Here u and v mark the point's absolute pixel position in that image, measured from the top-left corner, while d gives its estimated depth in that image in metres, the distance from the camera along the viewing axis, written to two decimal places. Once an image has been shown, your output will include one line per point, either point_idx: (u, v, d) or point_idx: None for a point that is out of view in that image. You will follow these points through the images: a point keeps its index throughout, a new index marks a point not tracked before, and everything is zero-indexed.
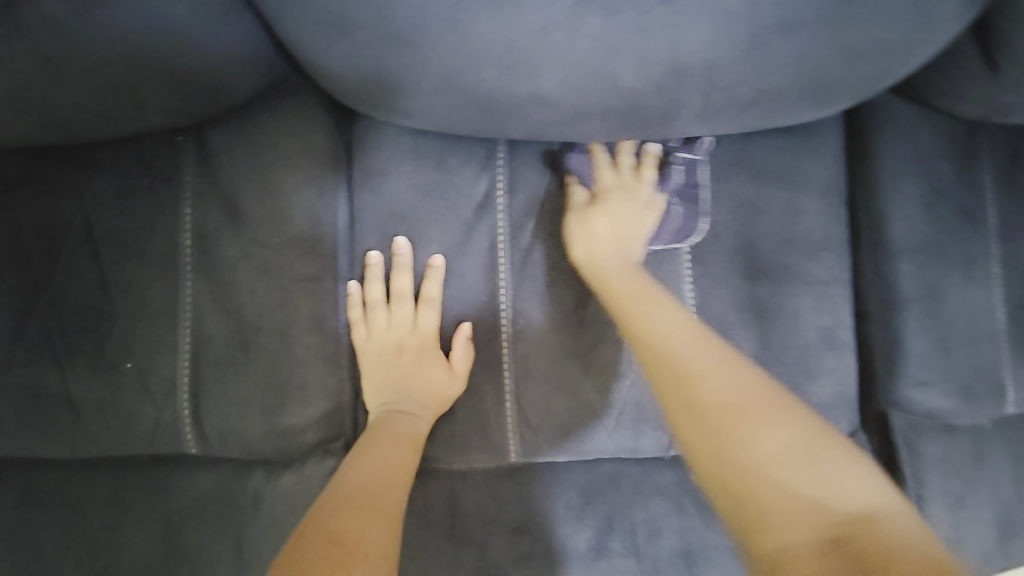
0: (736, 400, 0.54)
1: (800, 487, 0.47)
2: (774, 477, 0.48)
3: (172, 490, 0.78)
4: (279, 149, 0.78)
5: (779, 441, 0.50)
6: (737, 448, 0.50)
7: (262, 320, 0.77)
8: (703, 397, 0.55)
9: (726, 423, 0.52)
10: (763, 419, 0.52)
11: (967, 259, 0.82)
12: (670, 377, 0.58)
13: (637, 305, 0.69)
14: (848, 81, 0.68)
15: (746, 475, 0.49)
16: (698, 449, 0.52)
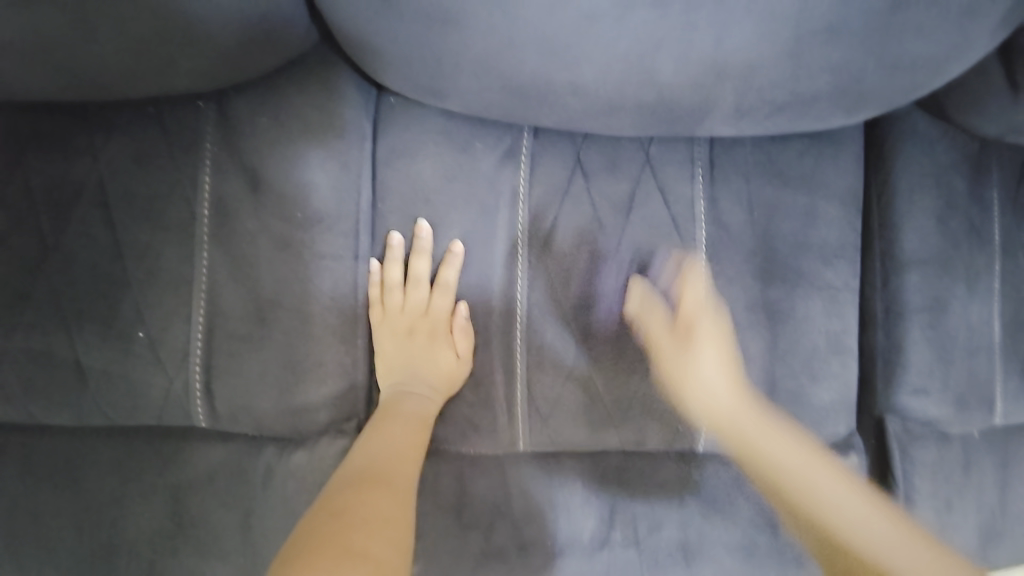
0: (858, 519, 0.71)
1: (889, 564, 0.67)
2: (873, 556, 0.68)
3: (178, 462, 0.78)
4: (305, 122, 0.76)
5: (883, 530, 0.70)
6: (869, 557, 0.68)
7: (280, 294, 0.76)
8: (829, 513, 0.73)
9: (795, 488, 0.75)
10: (856, 520, 0.71)
11: (972, 273, 0.85)
12: (808, 515, 0.75)
13: (748, 448, 0.78)
14: (879, 90, 0.70)
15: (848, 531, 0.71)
16: (826, 529, 0.73)
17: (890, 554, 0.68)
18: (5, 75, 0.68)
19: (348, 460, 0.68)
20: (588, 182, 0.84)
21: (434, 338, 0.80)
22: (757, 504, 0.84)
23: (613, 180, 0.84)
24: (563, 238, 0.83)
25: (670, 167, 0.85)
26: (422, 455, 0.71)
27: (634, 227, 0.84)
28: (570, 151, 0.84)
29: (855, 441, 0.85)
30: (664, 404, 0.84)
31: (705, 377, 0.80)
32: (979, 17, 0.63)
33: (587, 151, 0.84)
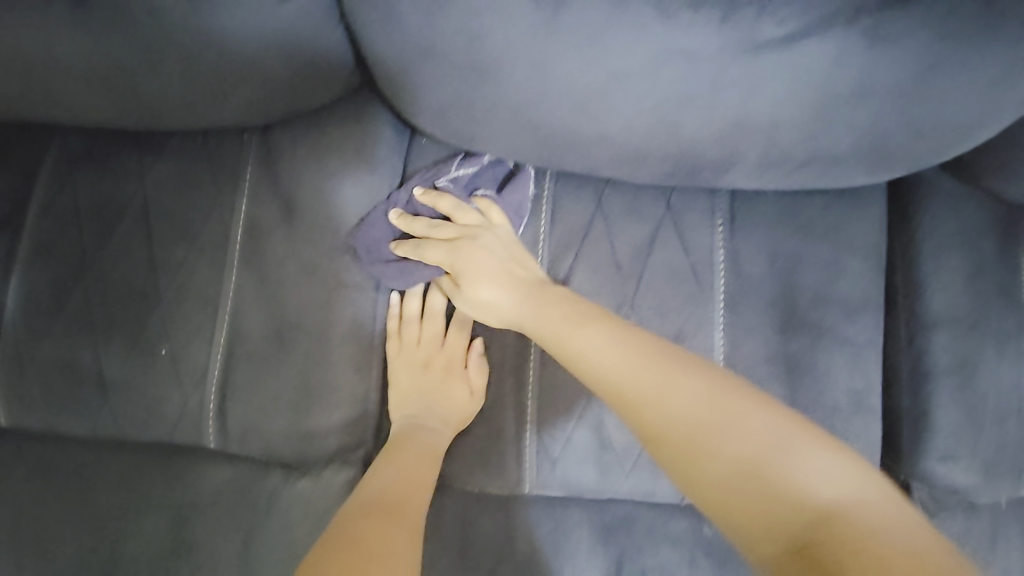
0: (654, 388, 0.55)
1: (713, 455, 0.51)
2: (700, 436, 0.51)
3: (186, 480, 0.78)
4: (340, 157, 0.80)
5: (760, 430, 0.51)
6: (704, 444, 0.51)
7: (301, 320, 0.78)
8: (654, 404, 0.54)
9: (686, 444, 0.52)
10: (719, 424, 0.52)
11: (1004, 338, 0.82)
12: (637, 421, 0.55)
13: (716, 417, 0.52)
14: (904, 153, 0.70)
15: (693, 438, 0.51)
16: (660, 455, 0.53)
17: (740, 432, 0.51)
18: (70, 99, 0.73)
19: (360, 490, 0.68)
20: (608, 226, 0.86)
21: (448, 371, 0.79)
22: None
23: (634, 225, 0.86)
24: (581, 279, 0.84)
25: (691, 214, 0.87)
26: (431, 488, 0.70)
27: (654, 271, 0.85)
28: (593, 195, 0.86)
29: None
30: None
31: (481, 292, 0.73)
32: (1010, 86, 0.63)
33: (610, 196, 0.86)
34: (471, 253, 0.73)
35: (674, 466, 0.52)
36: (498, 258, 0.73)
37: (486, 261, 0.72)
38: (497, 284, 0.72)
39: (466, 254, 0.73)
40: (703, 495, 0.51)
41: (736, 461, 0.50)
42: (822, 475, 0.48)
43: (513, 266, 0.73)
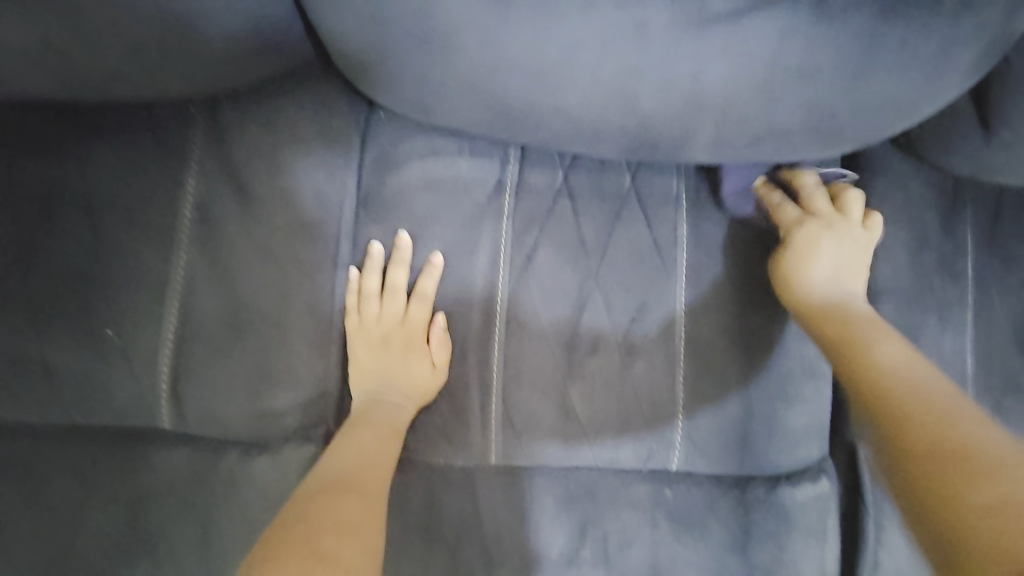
0: (965, 422, 0.55)
1: (992, 469, 0.48)
2: (934, 418, 0.56)
3: (142, 465, 0.76)
4: (293, 131, 0.77)
5: (1010, 445, 0.50)
6: (933, 414, 0.57)
7: (255, 300, 0.75)
8: (969, 431, 0.53)
9: (962, 453, 0.51)
10: (953, 416, 0.56)
11: (943, 306, 0.87)
12: (907, 428, 0.56)
13: (1003, 454, 0.49)
14: (856, 128, 0.71)
15: (974, 457, 0.50)
16: (907, 452, 0.54)
17: (929, 430, 0.55)
18: None
19: (317, 469, 0.67)
20: (573, 201, 0.85)
21: (410, 345, 0.79)
22: (728, 528, 0.85)
23: (597, 200, 0.86)
24: (544, 254, 0.84)
25: (652, 189, 0.87)
26: (393, 466, 0.70)
27: (617, 247, 0.85)
28: (557, 168, 0.86)
29: (826, 465, 0.87)
30: (639, 423, 0.84)
31: (819, 276, 0.79)
32: (948, 60, 0.65)
33: (574, 170, 0.86)
34: (820, 238, 0.79)
35: (906, 469, 0.53)
36: (845, 257, 0.79)
37: (851, 250, 0.79)
38: (838, 264, 0.79)
39: (817, 238, 0.79)
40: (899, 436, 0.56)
41: (937, 425, 0.55)
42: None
43: (854, 259, 0.80)
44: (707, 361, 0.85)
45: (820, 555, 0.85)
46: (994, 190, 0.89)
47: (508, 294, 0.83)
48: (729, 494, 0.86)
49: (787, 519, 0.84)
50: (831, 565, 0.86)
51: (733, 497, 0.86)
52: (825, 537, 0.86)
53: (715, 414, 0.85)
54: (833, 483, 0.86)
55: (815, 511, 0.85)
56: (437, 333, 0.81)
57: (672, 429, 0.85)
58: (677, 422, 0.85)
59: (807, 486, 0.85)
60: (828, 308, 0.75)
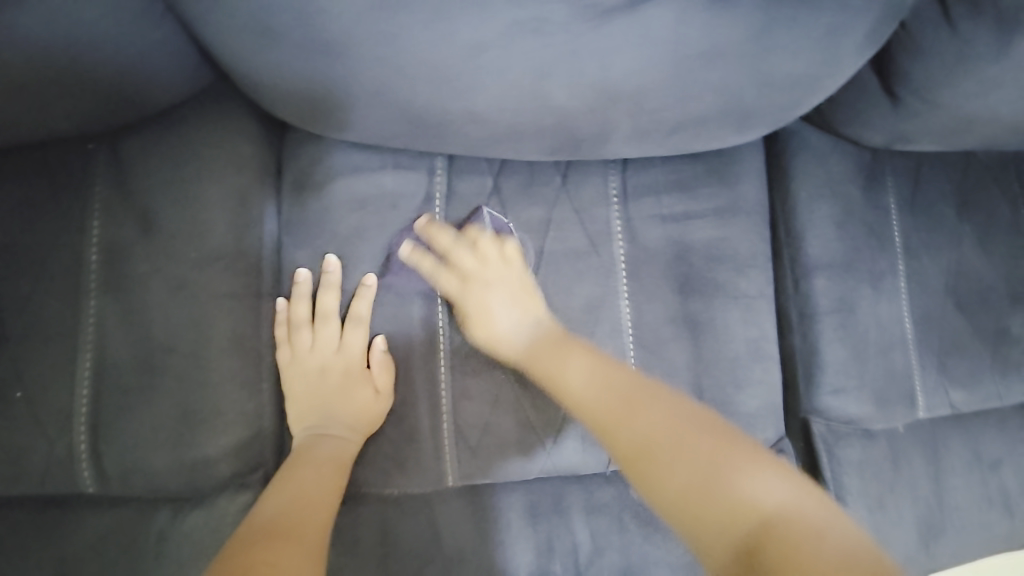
0: (649, 423, 0.63)
1: (618, 424, 0.64)
2: (658, 445, 0.60)
3: (66, 534, 0.70)
4: (201, 160, 0.74)
5: (650, 419, 0.63)
6: (610, 414, 0.66)
7: (173, 341, 0.70)
8: (624, 426, 0.64)
9: (643, 453, 0.60)
10: (686, 438, 0.60)
11: (876, 274, 0.89)
12: (621, 442, 0.63)
13: (646, 460, 0.60)
14: (764, 106, 0.73)
15: (653, 457, 0.59)
16: (617, 439, 0.63)
17: (700, 450, 0.58)
18: None
19: (252, 517, 0.61)
20: (505, 207, 0.85)
21: (348, 372, 0.75)
22: None
23: (527, 203, 0.86)
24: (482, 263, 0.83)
25: (582, 188, 0.88)
26: (336, 504, 0.66)
27: (553, 249, 0.86)
28: (487, 176, 0.85)
29: (784, 445, 0.87)
30: None
31: None
32: (846, 38, 0.67)
33: (504, 176, 0.86)
34: None
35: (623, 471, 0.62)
36: None
37: None
38: None
39: None
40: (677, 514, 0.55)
41: (687, 476, 0.56)
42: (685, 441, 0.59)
43: None
44: (656, 353, 0.87)
45: None
46: (909, 160, 0.95)
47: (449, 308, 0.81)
48: None
49: None
50: None
51: None
52: None
53: None
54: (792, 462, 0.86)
55: None
56: (374, 356, 0.77)
57: None
58: None
59: None
60: (473, 324, 0.80)
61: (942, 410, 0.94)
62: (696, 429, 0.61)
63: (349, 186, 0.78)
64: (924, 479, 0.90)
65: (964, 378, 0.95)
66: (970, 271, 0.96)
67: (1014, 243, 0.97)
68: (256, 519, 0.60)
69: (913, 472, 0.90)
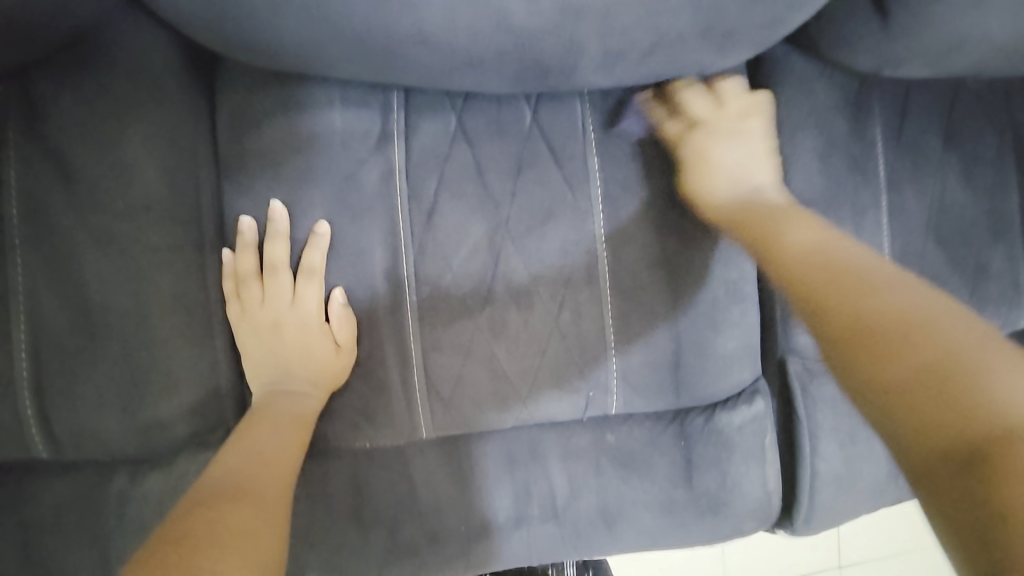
0: (900, 304, 0.53)
1: (863, 299, 0.56)
2: (900, 329, 0.51)
3: (23, 500, 0.68)
4: (122, 97, 0.66)
5: (895, 299, 0.54)
6: (837, 284, 0.59)
7: (110, 299, 0.65)
8: (869, 300, 0.55)
9: (893, 321, 0.52)
10: (945, 324, 0.50)
11: (859, 209, 0.86)
12: (840, 312, 0.56)
13: (891, 333, 0.51)
14: (746, 24, 0.66)
15: (906, 331, 0.50)
16: (850, 309, 0.55)
17: (957, 338, 0.48)
18: None
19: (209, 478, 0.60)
20: (472, 146, 0.79)
21: (308, 326, 0.72)
22: (671, 460, 0.85)
23: (496, 141, 0.80)
24: (447, 207, 0.77)
25: (554, 123, 0.82)
26: (298, 460, 0.66)
27: (525, 190, 0.81)
28: (449, 112, 0.78)
29: (760, 385, 0.86)
30: (572, 372, 0.83)
31: None
32: None
33: (468, 112, 0.79)
34: None
35: (831, 344, 0.54)
36: None
37: None
38: None
39: None
40: (876, 395, 0.48)
41: (930, 355, 0.47)
42: (940, 321, 0.50)
43: None
44: (633, 298, 0.83)
45: (762, 473, 0.85)
46: (898, 88, 0.90)
47: (416, 255, 0.76)
48: (669, 427, 0.86)
49: (727, 443, 0.84)
50: (774, 481, 0.85)
51: (673, 429, 0.85)
52: (763, 455, 0.85)
53: (647, 351, 0.84)
54: (768, 402, 0.85)
55: (751, 431, 0.84)
56: (332, 309, 0.73)
57: (607, 373, 0.84)
58: (612, 365, 0.84)
59: (742, 409, 0.84)
60: (693, 168, 0.81)
61: None
62: (962, 319, 0.50)
63: (295, 123, 0.70)
64: None
65: None
66: (953, 205, 0.94)
67: (997, 174, 0.95)
68: (215, 475, 0.60)
69: None
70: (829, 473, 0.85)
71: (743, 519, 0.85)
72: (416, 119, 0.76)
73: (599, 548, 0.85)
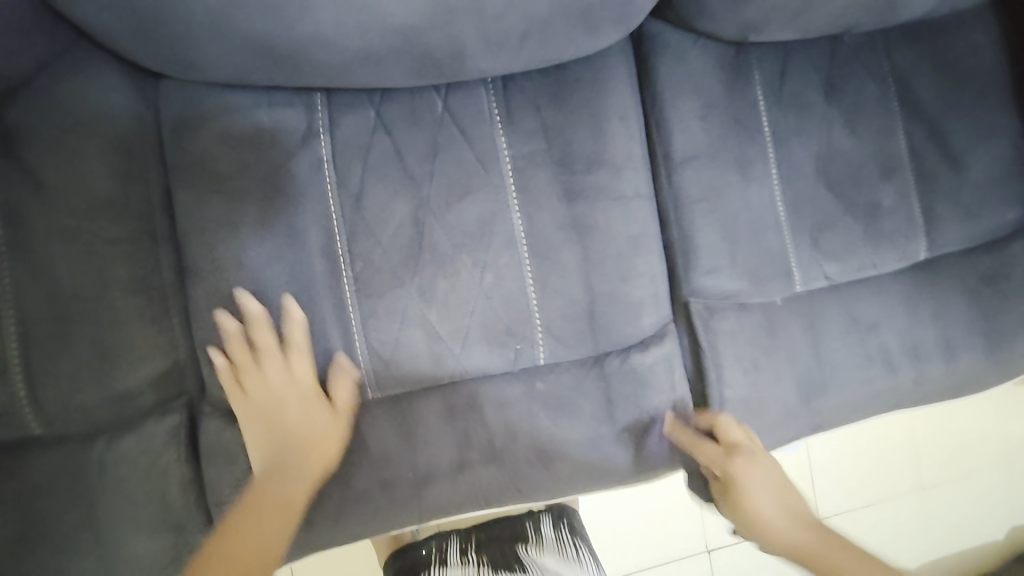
0: (814, 548, 0.84)
1: (780, 537, 0.87)
2: (811, 557, 0.83)
3: (16, 474, 0.76)
4: (76, 114, 0.77)
5: (807, 538, 0.85)
6: (759, 523, 0.89)
7: (80, 288, 0.77)
8: (783, 534, 0.87)
9: (803, 562, 0.84)
10: (845, 560, 0.81)
11: (745, 162, 0.98)
12: (762, 539, 0.88)
13: (815, 565, 0.82)
14: (605, 7, 0.78)
15: (821, 571, 0.81)
16: (784, 547, 0.86)
17: (856, 568, 0.79)
18: None
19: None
20: (391, 135, 0.89)
21: (302, 398, 0.84)
22: (595, 400, 0.94)
23: (414, 129, 0.90)
24: (373, 191, 0.88)
25: (465, 108, 0.92)
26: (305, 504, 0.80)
27: (443, 170, 0.91)
28: (368, 107, 0.88)
29: (669, 327, 0.98)
30: (500, 328, 0.93)
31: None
32: None
33: (385, 105, 0.89)
34: None
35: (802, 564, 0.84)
36: None
37: None
38: None
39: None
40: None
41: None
42: (833, 555, 0.82)
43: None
44: (549, 258, 0.94)
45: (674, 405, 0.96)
46: (775, 50, 1.00)
47: (347, 234, 0.87)
48: (591, 372, 0.95)
49: (641, 381, 0.94)
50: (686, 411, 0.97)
51: (595, 373, 0.95)
52: (674, 387, 0.96)
53: (565, 305, 0.94)
54: (676, 341, 0.97)
55: (664, 367, 0.95)
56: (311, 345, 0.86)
57: (532, 327, 0.94)
58: (536, 319, 0.94)
59: (655, 349, 0.95)
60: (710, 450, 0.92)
61: (818, 282, 1.04)
62: (850, 558, 0.81)
63: (228, 125, 0.81)
64: (805, 344, 1.00)
65: (839, 251, 1.03)
66: (841, 151, 1.03)
67: (879, 121, 1.05)
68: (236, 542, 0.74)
69: (790, 337, 1.00)
70: (737, 399, 0.96)
71: (664, 448, 0.95)
72: (334, 114, 0.87)
73: (540, 487, 0.95)
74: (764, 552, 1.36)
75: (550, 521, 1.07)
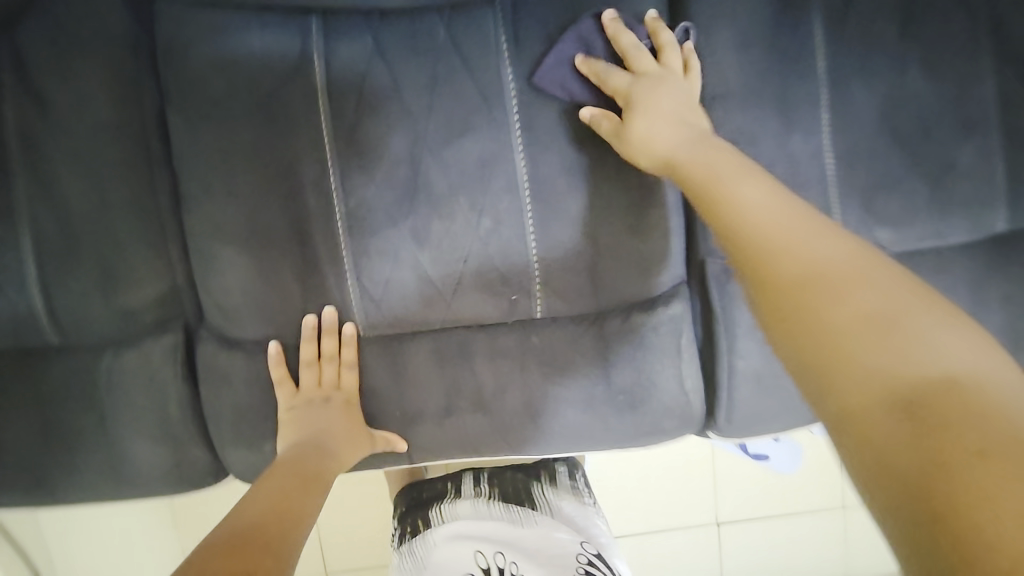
0: (857, 287, 0.50)
1: (787, 271, 0.54)
2: (850, 331, 0.48)
3: (41, 376, 0.84)
4: (79, 37, 0.78)
5: (862, 287, 0.50)
6: (783, 266, 0.54)
7: (86, 208, 0.80)
8: (791, 254, 0.55)
9: (817, 345, 0.49)
10: (871, 343, 0.47)
11: (788, 106, 0.86)
12: (767, 276, 0.55)
13: (818, 319, 0.50)
14: None
15: (833, 333, 0.49)
16: (797, 304, 0.52)
17: (881, 362, 0.46)
18: None
19: (234, 517, 0.64)
20: (388, 65, 0.83)
21: (331, 363, 0.87)
22: (590, 359, 0.89)
23: (414, 58, 0.83)
24: (368, 124, 0.83)
25: (471, 36, 0.84)
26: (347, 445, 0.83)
27: (443, 104, 0.84)
28: (367, 32, 0.83)
29: (681, 288, 0.89)
30: (495, 277, 0.88)
31: None
32: None
33: (384, 31, 0.83)
34: None
35: (781, 328, 0.52)
36: None
37: None
38: None
39: None
40: (849, 415, 0.45)
41: (902, 346, 0.46)
42: (890, 313, 0.48)
43: None
44: (552, 206, 0.87)
45: (677, 373, 0.89)
46: None
47: (341, 168, 0.84)
48: (591, 329, 0.89)
49: (643, 343, 0.88)
50: (691, 382, 0.89)
51: (593, 331, 0.89)
52: (679, 353, 0.89)
53: (568, 258, 0.88)
54: (687, 304, 0.88)
55: (670, 331, 0.88)
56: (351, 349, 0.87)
57: (530, 278, 0.88)
58: (533, 270, 0.88)
59: (661, 312, 0.88)
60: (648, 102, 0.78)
61: None
62: (882, 335, 0.47)
63: (225, 49, 0.80)
64: None
65: (897, 216, 0.88)
66: (915, 97, 0.87)
67: (965, 63, 0.87)
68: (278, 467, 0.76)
69: None
70: (749, 370, 0.88)
71: (661, 414, 0.89)
72: (328, 41, 0.82)
73: (529, 441, 0.91)
74: (780, 535, 1.27)
75: (565, 471, 1.03)
